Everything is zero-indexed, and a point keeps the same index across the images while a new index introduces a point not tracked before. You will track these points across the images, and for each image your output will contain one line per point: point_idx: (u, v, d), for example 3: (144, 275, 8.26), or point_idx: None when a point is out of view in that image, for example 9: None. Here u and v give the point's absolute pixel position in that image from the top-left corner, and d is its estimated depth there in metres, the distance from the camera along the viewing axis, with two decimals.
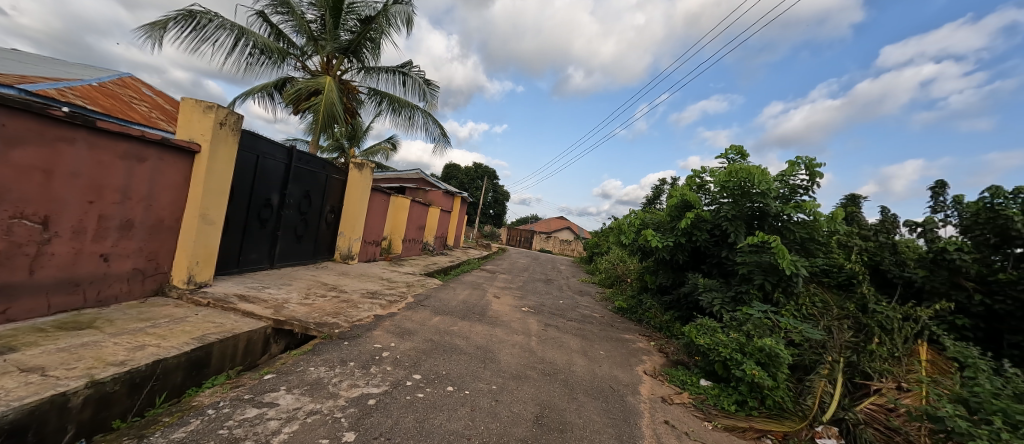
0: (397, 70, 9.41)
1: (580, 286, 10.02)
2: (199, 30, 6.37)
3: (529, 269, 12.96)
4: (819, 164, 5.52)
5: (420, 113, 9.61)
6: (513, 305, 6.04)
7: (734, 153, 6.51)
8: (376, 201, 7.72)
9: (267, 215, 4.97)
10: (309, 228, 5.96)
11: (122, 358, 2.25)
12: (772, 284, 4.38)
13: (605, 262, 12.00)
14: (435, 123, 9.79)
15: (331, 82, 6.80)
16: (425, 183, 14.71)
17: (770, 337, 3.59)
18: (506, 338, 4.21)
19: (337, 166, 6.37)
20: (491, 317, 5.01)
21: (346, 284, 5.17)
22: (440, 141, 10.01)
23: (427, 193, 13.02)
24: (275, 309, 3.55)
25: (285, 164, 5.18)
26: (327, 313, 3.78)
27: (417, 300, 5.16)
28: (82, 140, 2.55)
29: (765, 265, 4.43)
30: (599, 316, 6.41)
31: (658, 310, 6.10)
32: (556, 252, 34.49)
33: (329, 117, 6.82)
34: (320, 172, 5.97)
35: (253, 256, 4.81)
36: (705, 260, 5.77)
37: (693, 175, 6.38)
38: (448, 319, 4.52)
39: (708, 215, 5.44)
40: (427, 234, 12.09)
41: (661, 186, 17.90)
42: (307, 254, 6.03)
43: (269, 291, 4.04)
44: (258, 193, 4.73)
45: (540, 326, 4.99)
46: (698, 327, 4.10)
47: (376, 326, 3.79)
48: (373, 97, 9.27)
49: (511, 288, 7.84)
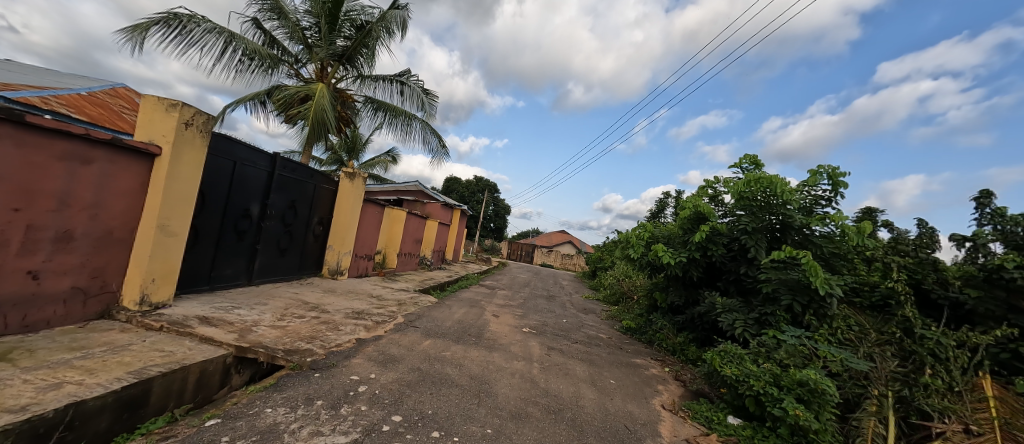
0: (395, 79, 9.20)
1: (585, 303, 9.51)
2: (186, 35, 6.10)
3: (530, 284, 12.45)
4: (842, 174, 5.13)
5: (417, 123, 9.34)
6: (513, 326, 5.55)
7: (748, 163, 6.13)
8: (370, 212, 7.35)
9: (245, 227, 4.55)
10: (294, 241, 5.53)
11: (24, 402, 1.81)
12: (802, 305, 3.91)
13: (609, 278, 11.52)
14: (434, 134, 9.50)
15: (323, 88, 6.49)
16: (424, 195, 14.35)
17: (809, 368, 3.12)
18: (505, 365, 3.72)
19: (327, 175, 6.00)
20: (488, 339, 4.53)
21: (329, 303, 4.70)
22: (439, 152, 9.70)
23: (425, 206, 12.65)
24: (240, 334, 3.09)
25: (268, 173, 4.80)
26: (300, 338, 3.32)
27: (407, 321, 4.68)
28: (7, 136, 2.17)
29: (792, 283, 3.99)
30: (606, 338, 5.91)
31: (671, 331, 5.63)
32: (557, 267, 33.89)
33: (319, 124, 6.46)
34: (307, 181, 5.58)
35: (227, 272, 4.37)
36: (721, 277, 5.34)
37: (704, 186, 5.99)
38: (440, 343, 4.04)
39: (724, 228, 5.04)
40: (425, 248, 11.67)
41: (664, 199, 17.57)
42: (291, 269, 5.59)
43: (238, 312, 3.59)
44: (234, 202, 4.33)
45: (542, 350, 4.52)
46: (721, 354, 3.64)
47: (357, 352, 3.32)
48: (370, 107, 9.00)
49: (511, 306, 7.35)
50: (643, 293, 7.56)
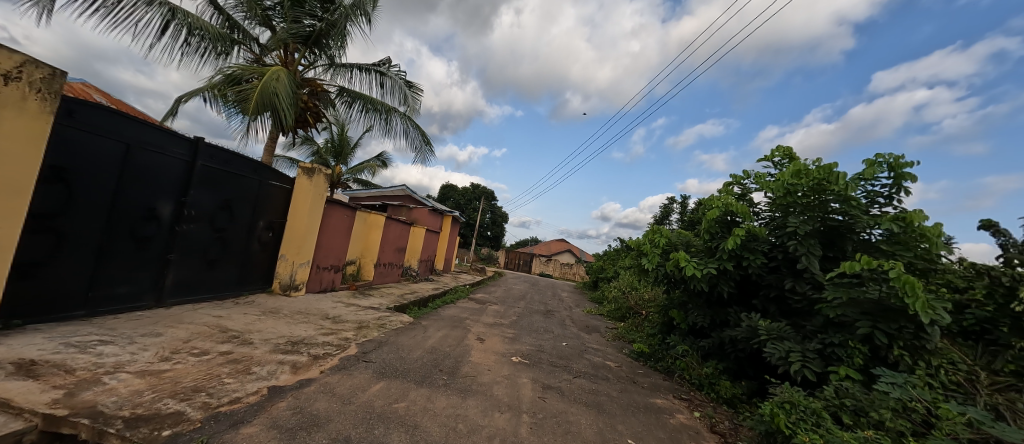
0: (373, 69, 8.27)
1: (587, 320, 8.42)
2: (111, 5, 5.13)
3: (527, 297, 11.35)
4: (906, 165, 4.11)
5: (398, 117, 8.38)
6: (500, 354, 4.47)
7: (779, 157, 5.36)
8: (339, 217, 6.32)
9: (151, 232, 3.50)
10: (230, 250, 4.48)
11: None
12: (886, 335, 2.89)
13: (614, 290, 10.46)
14: (417, 130, 8.55)
15: (280, 73, 5.63)
16: (412, 200, 13.34)
17: (935, 440, 2.07)
18: (481, 423, 2.64)
19: (276, 171, 4.98)
20: (464, 378, 3.46)
21: (259, 330, 3.61)
22: (422, 150, 8.72)
23: (411, 211, 11.62)
24: (69, 391, 2.01)
25: (186, 163, 3.75)
26: (174, 393, 2.23)
27: (360, 353, 3.60)
28: None
29: (867, 306, 3.02)
30: (616, 367, 4.84)
31: (695, 359, 4.60)
32: (557, 277, 32.72)
33: (263, 106, 5.35)
34: (248, 176, 4.54)
35: (121, 291, 3.32)
36: (757, 294, 4.34)
37: (730, 183, 5.01)
38: (394, 388, 2.96)
39: (764, 232, 3.99)
40: (410, 258, 10.62)
41: (669, 206, 16.62)
42: (227, 284, 4.53)
43: (100, 351, 2.52)
44: (130, 200, 3.29)
45: (535, 392, 3.44)
46: (786, 407, 2.59)
47: (258, 413, 2.24)
48: (346, 99, 8.05)
49: (502, 325, 6.26)
50: (656, 310, 6.49)
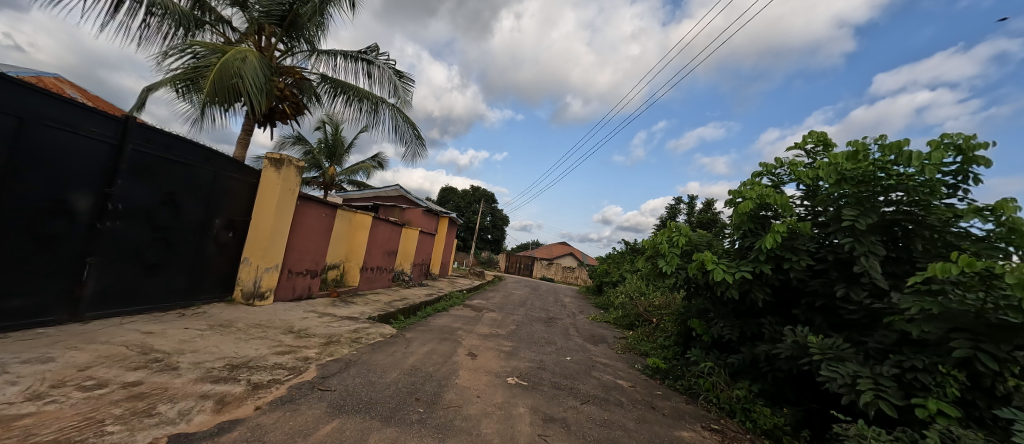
0: (359, 57, 7.65)
1: (592, 329, 7.71)
2: None
3: (527, 303, 10.66)
4: (976, 147, 3.46)
5: (386, 109, 7.75)
6: (493, 375, 3.79)
7: (812, 144, 4.69)
8: (316, 216, 5.66)
9: (60, 229, 2.83)
10: (175, 252, 3.80)
11: None
12: (997, 359, 2.20)
13: (620, 296, 9.76)
14: (407, 122, 7.91)
15: (251, 59, 5.01)
16: (405, 201, 12.70)
17: None
18: None
19: (234, 161, 4.33)
20: (446, 410, 2.78)
21: (196, 350, 2.94)
22: (413, 144, 8.09)
23: (404, 212, 10.94)
24: None
25: (111, 146, 3.10)
26: None
27: (319, 377, 2.93)
28: None
29: (966, 320, 2.32)
30: (630, 388, 4.14)
31: (724, 379, 3.91)
32: (558, 281, 32.00)
33: (220, 90, 4.69)
34: (197, 166, 3.89)
35: (17, 304, 2.64)
36: (798, 302, 3.65)
37: (758, 173, 4.34)
38: (352, 430, 2.28)
39: (811, 228, 3.30)
40: (401, 262, 9.95)
41: (674, 207, 15.96)
42: (173, 293, 3.84)
43: None
44: (28, 188, 2.62)
45: (534, 427, 2.76)
46: None
47: None
48: (329, 88, 7.39)
49: (498, 336, 5.58)
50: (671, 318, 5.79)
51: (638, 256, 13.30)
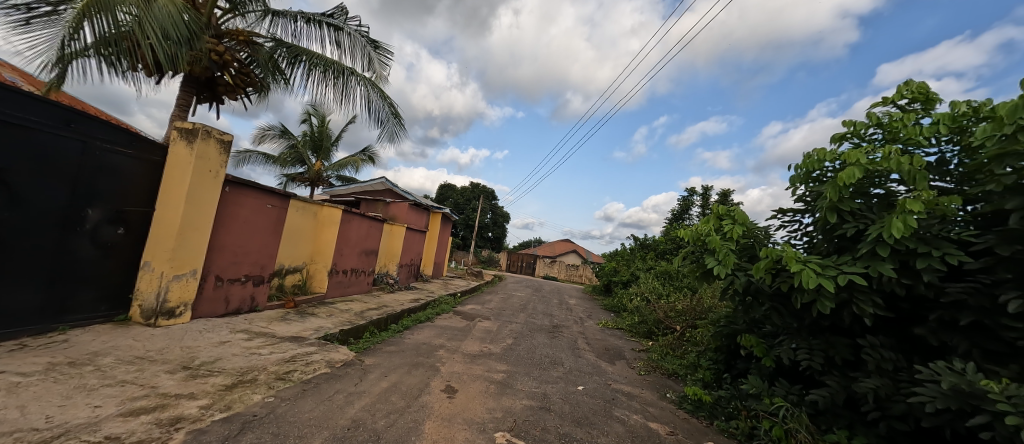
0: (324, 21, 6.46)
1: (605, 339, 6.51)
2: None
3: (528, 307, 9.47)
4: None
5: (358, 83, 6.56)
6: (476, 428, 2.59)
7: (907, 98, 3.45)
8: (258, 208, 4.50)
9: None
10: (18, 257, 2.64)
11: None
12: None
13: (634, 298, 8.57)
14: (382, 98, 6.72)
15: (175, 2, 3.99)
16: (393, 195, 11.54)
17: None
18: None
19: (119, 130, 3.19)
20: None
21: None
22: (391, 125, 6.90)
23: (388, 207, 9.76)
24: None
25: None
26: None
27: None
28: None
29: None
30: (670, 437, 2.95)
31: (807, 428, 2.71)
32: (561, 280, 30.85)
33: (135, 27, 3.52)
34: (52, 132, 2.74)
35: None
36: (926, 318, 2.45)
37: (843, 137, 3.13)
38: None
39: (967, 206, 2.08)
40: (384, 263, 8.79)
41: (687, 199, 14.76)
42: (19, 315, 2.67)
43: None
44: None
45: None
46: None
47: None
48: (287, 57, 6.20)
49: (490, 357, 4.40)
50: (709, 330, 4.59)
51: (650, 254, 12.06)
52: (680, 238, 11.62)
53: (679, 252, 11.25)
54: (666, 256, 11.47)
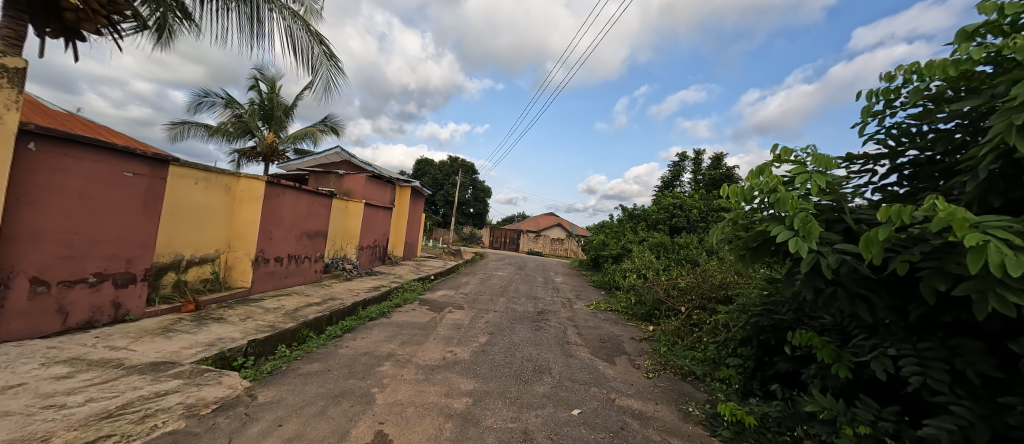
0: None
1: (598, 327, 5.50)
2: None
3: (510, 288, 8.41)
4: None
5: (273, 12, 4.96)
6: None
7: None
8: (109, 176, 3.13)
9: None
10: None
11: None
12: None
13: (629, 275, 7.61)
14: (308, 32, 5.05)
15: None
16: (353, 168, 10.02)
17: None
18: None
19: None
20: None
21: None
22: (324, 71, 5.29)
23: (342, 180, 8.27)
24: None
25: None
26: None
27: None
28: None
29: None
30: None
31: None
32: (546, 254, 30.19)
33: None
34: None
35: None
36: None
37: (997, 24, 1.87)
38: None
39: None
40: (333, 245, 7.40)
41: (679, 164, 13.78)
42: None
43: None
44: None
45: None
46: None
47: None
48: None
49: (454, 369, 3.27)
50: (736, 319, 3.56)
51: (640, 225, 11.07)
52: (673, 206, 10.64)
53: (672, 222, 10.29)
54: (658, 226, 10.50)
